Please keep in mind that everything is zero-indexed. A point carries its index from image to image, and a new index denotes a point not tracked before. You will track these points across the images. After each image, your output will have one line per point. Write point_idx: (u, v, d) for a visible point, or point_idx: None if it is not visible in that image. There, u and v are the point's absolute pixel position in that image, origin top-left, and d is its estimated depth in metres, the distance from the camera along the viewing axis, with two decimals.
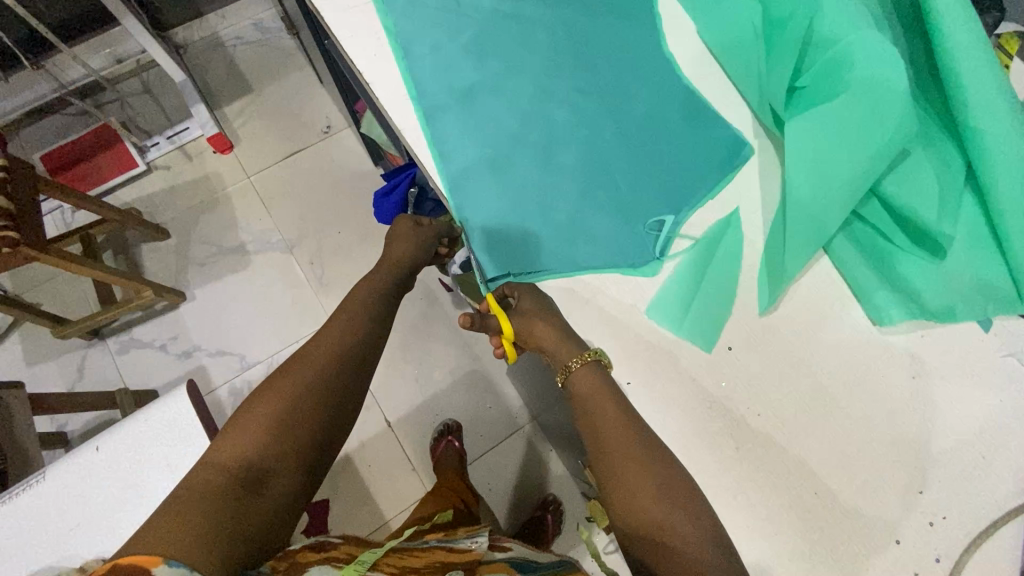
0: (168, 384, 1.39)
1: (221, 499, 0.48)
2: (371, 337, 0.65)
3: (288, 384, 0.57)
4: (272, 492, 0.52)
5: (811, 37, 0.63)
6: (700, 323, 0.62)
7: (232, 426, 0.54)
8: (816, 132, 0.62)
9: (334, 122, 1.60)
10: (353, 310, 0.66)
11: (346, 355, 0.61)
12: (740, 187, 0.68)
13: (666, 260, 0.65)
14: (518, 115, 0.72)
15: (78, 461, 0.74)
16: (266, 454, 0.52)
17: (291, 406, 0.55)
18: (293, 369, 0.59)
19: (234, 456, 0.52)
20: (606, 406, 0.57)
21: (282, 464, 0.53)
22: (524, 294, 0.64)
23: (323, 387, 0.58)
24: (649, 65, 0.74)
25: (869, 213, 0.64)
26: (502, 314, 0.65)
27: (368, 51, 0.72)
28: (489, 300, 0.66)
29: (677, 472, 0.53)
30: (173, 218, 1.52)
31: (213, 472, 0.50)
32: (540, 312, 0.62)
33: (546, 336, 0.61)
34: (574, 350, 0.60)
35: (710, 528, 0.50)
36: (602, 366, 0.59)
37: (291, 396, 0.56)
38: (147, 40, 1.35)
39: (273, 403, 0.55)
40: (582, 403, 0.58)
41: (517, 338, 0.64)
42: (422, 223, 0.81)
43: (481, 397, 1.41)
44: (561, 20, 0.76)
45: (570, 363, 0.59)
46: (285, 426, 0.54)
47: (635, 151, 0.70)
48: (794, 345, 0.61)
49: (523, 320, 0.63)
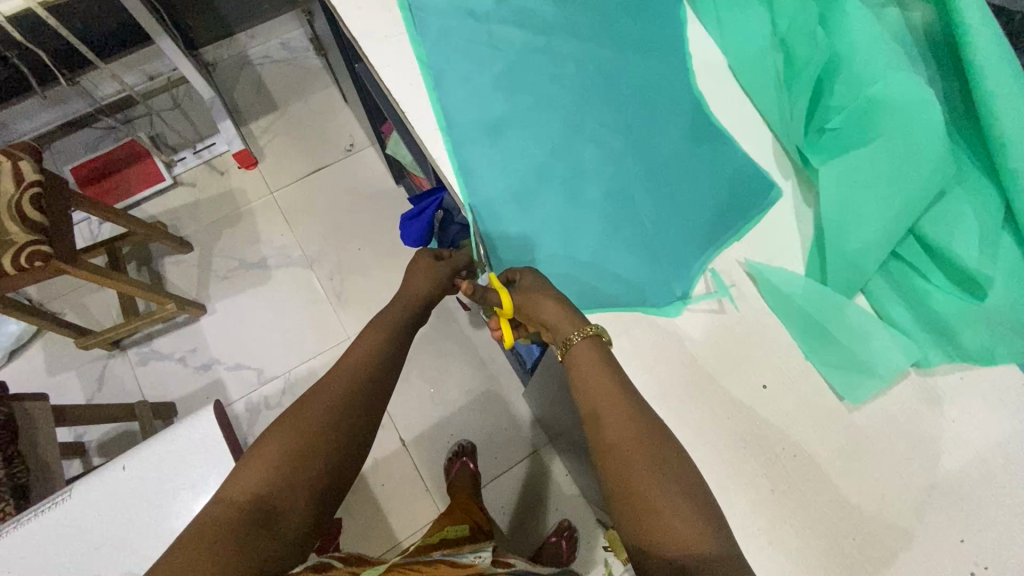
0: (185, 397, 1.40)
1: (232, 532, 0.49)
2: (391, 365, 0.64)
3: (301, 418, 0.56)
4: (282, 529, 0.52)
5: (845, 78, 0.64)
6: (742, 368, 0.61)
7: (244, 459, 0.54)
8: (844, 175, 0.63)
9: (357, 140, 1.63)
10: (372, 342, 0.65)
11: (363, 378, 0.61)
12: (771, 225, 0.67)
13: (686, 303, 0.64)
14: (545, 148, 0.72)
15: (105, 480, 0.74)
16: (277, 488, 0.52)
17: (305, 441, 0.55)
18: (308, 400, 0.58)
19: (244, 490, 0.52)
20: (605, 381, 0.54)
21: (295, 499, 0.53)
22: (525, 274, 0.64)
23: (341, 413, 0.58)
24: (678, 101, 0.74)
25: (905, 251, 0.63)
26: (504, 290, 0.64)
27: (404, 79, 0.73)
28: (491, 278, 0.66)
29: (683, 461, 0.50)
30: (197, 231, 1.54)
31: (224, 508, 0.51)
32: (543, 289, 0.62)
33: (549, 309, 0.60)
34: (575, 323, 0.58)
35: (718, 520, 0.47)
36: (602, 341, 0.58)
37: (307, 429, 0.55)
38: (180, 59, 1.38)
39: (287, 436, 0.55)
40: (580, 378, 0.56)
41: (516, 312, 0.63)
42: (442, 257, 0.80)
43: (496, 419, 1.40)
44: (591, 54, 0.76)
45: (571, 337, 0.58)
46: (296, 461, 0.54)
47: (662, 187, 0.70)
48: (831, 385, 0.60)
49: (523, 295, 0.62)
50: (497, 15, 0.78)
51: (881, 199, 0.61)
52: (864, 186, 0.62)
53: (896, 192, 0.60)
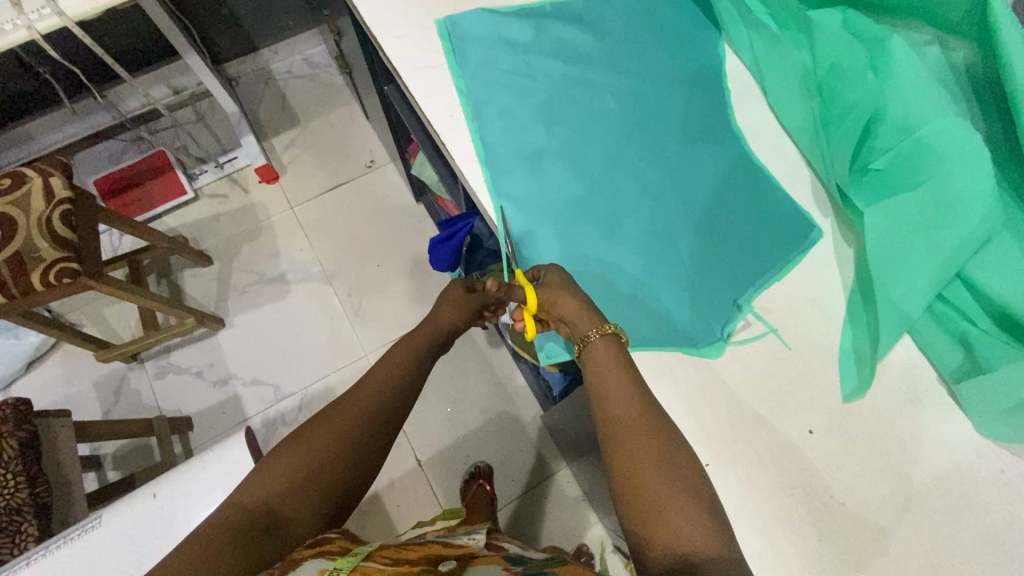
0: (202, 412, 1.39)
1: (242, 537, 0.50)
2: (414, 383, 0.63)
3: (316, 435, 0.56)
4: (289, 536, 0.52)
5: (891, 121, 0.64)
6: (787, 413, 0.60)
7: (260, 467, 0.55)
8: (888, 218, 0.62)
9: (377, 157, 1.63)
10: (397, 361, 0.64)
11: (385, 393, 0.60)
12: (815, 265, 0.66)
13: (728, 343, 0.64)
14: (582, 182, 0.72)
15: (136, 509, 0.73)
16: (289, 498, 0.53)
17: (319, 457, 0.55)
18: (327, 417, 0.57)
19: (256, 499, 0.53)
20: (621, 379, 0.55)
21: (304, 513, 0.53)
22: (551, 271, 0.65)
23: (355, 425, 0.57)
24: (717, 137, 0.74)
25: (952, 294, 0.61)
26: (528, 286, 0.64)
27: (444, 110, 0.73)
28: (518, 273, 0.66)
29: (690, 459, 0.51)
30: (217, 245, 1.54)
31: (233, 513, 0.52)
32: (565, 285, 0.63)
33: (569, 306, 0.61)
34: (594, 321, 0.59)
35: (718, 518, 0.48)
36: (620, 342, 0.58)
37: (320, 445, 0.55)
38: (205, 74, 1.39)
39: (302, 451, 0.55)
40: (593, 373, 0.56)
41: (540, 309, 0.64)
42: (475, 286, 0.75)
43: (512, 443, 1.39)
44: (629, 89, 0.76)
45: (589, 334, 0.58)
46: (308, 475, 0.54)
47: (700, 224, 0.69)
48: (880, 432, 0.59)
49: (547, 291, 0.63)
50: (535, 46, 0.78)
51: (927, 243, 0.60)
52: (909, 229, 0.61)
53: (942, 237, 0.59)
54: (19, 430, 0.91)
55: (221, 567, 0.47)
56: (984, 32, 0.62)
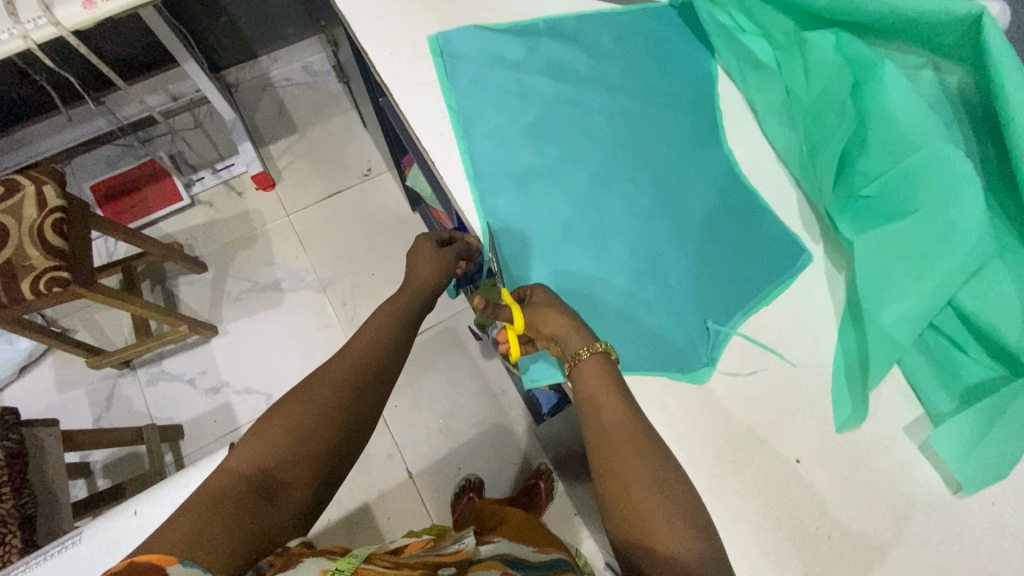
0: (193, 421, 1.39)
1: (240, 502, 0.50)
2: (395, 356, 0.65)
3: (303, 402, 0.57)
4: (285, 502, 0.53)
5: (881, 147, 0.64)
6: (774, 442, 0.60)
7: (249, 437, 0.56)
8: (880, 245, 0.62)
9: (375, 165, 1.63)
10: (379, 332, 0.66)
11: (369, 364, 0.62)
12: (805, 289, 0.66)
13: (715, 368, 0.63)
14: (572, 202, 0.72)
15: (117, 525, 0.73)
16: (283, 465, 0.54)
17: (308, 422, 0.56)
18: (313, 384, 0.59)
19: (251, 465, 0.53)
20: (612, 402, 0.55)
21: (298, 476, 0.54)
22: (537, 290, 0.65)
23: (341, 390, 0.59)
24: (708, 159, 0.73)
25: (943, 322, 0.60)
26: (516, 307, 0.64)
27: (435, 128, 0.73)
28: (504, 293, 0.66)
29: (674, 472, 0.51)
30: (212, 252, 1.54)
31: (230, 479, 0.52)
32: (553, 303, 0.63)
33: (558, 323, 0.61)
34: (584, 339, 0.60)
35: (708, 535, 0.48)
36: (610, 360, 0.58)
37: (308, 412, 0.56)
38: (203, 81, 1.40)
39: (290, 418, 0.56)
40: (584, 393, 0.57)
41: (526, 328, 0.64)
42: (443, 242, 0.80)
43: (504, 454, 1.38)
44: (621, 109, 0.76)
45: (579, 352, 0.59)
46: (302, 440, 0.55)
47: (689, 248, 0.69)
48: (868, 462, 0.58)
49: (535, 310, 0.63)
50: (528, 64, 0.78)
51: (918, 272, 0.59)
52: (900, 258, 0.61)
53: (933, 266, 0.59)
54: (5, 440, 0.91)
55: (229, 534, 0.47)
56: (977, 57, 0.61)
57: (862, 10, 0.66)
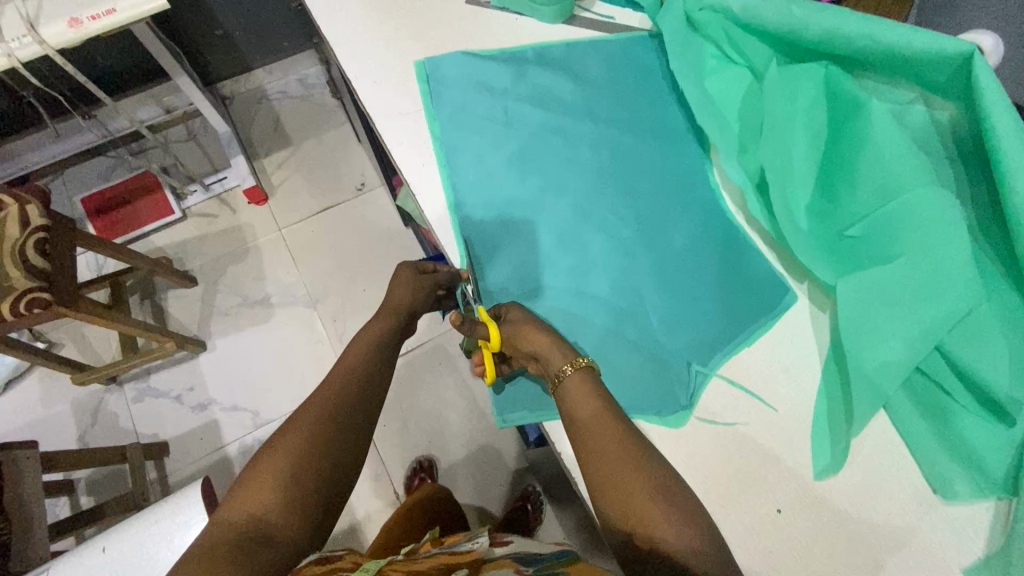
0: (179, 438, 1.37)
1: (233, 557, 0.47)
2: (379, 386, 0.64)
3: (286, 443, 0.55)
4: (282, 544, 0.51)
5: (868, 189, 0.63)
6: (753, 488, 0.59)
7: (242, 481, 0.54)
8: (865, 288, 0.60)
9: (368, 180, 1.62)
10: (360, 363, 0.64)
11: (353, 396, 0.61)
12: (787, 330, 0.65)
13: (692, 412, 0.62)
14: (553, 233, 0.71)
15: (83, 564, 0.72)
16: (276, 508, 0.52)
17: (297, 460, 0.54)
18: (295, 422, 0.57)
19: (245, 512, 0.52)
20: (602, 416, 0.55)
21: (288, 519, 0.52)
22: (513, 307, 0.66)
23: (325, 424, 0.57)
24: (693, 192, 0.73)
25: (930, 367, 0.58)
26: (491, 323, 0.64)
27: (417, 160, 0.74)
28: (480, 310, 0.66)
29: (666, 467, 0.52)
30: (202, 266, 1.53)
31: (225, 531, 0.50)
32: (531, 319, 0.64)
33: (537, 340, 0.61)
34: (566, 356, 0.60)
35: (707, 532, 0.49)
36: (593, 372, 0.59)
37: (296, 448, 0.55)
38: (196, 95, 1.39)
39: (277, 459, 0.54)
40: (571, 411, 0.57)
41: (503, 345, 0.63)
42: (425, 270, 0.78)
43: (491, 477, 1.36)
44: (608, 139, 0.75)
45: (562, 369, 0.59)
46: (292, 480, 0.53)
47: (671, 284, 0.68)
48: (849, 512, 0.57)
49: (512, 327, 0.64)
50: (514, 91, 0.78)
51: (901, 315, 0.58)
52: (885, 301, 0.59)
53: (917, 310, 0.58)
54: None
55: None
56: (968, 95, 0.60)
57: (849, 45, 0.65)
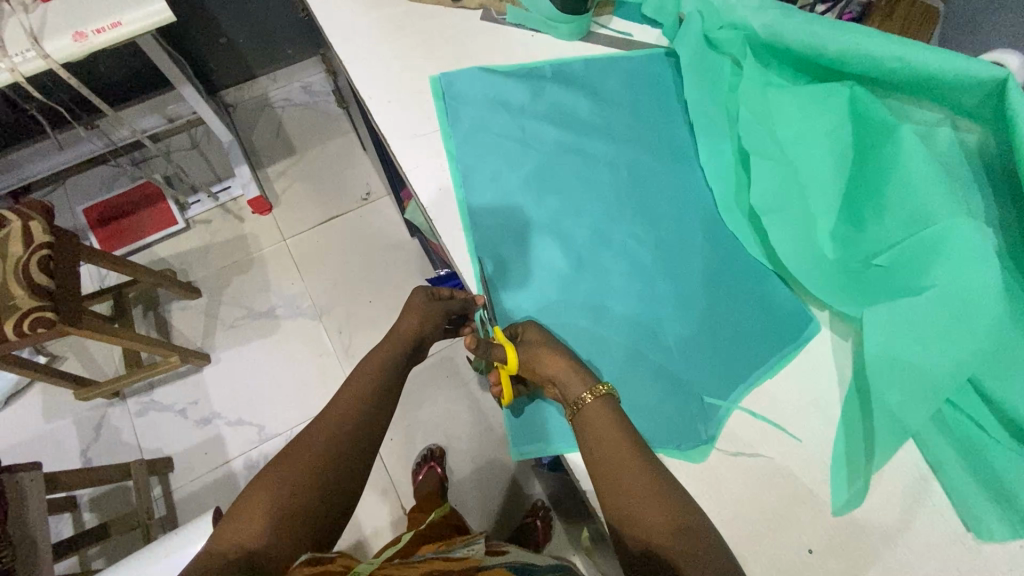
0: (183, 452, 1.35)
1: None
2: (382, 419, 0.62)
3: (282, 472, 0.54)
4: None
5: (897, 215, 0.61)
6: (780, 526, 0.57)
7: (234, 510, 0.53)
8: (895, 318, 0.58)
9: (374, 189, 1.60)
10: (365, 394, 0.62)
11: (354, 427, 0.60)
12: (808, 361, 0.63)
13: (716, 445, 0.60)
14: (571, 257, 0.70)
15: None
16: (265, 541, 0.50)
17: (292, 492, 0.53)
18: (293, 451, 0.56)
19: (234, 542, 0.50)
20: (622, 447, 0.53)
21: (279, 548, 0.50)
22: (530, 327, 0.64)
23: (323, 456, 0.56)
24: (714, 215, 0.71)
25: (961, 400, 0.57)
26: (510, 345, 0.62)
27: (432, 182, 0.72)
28: (496, 331, 0.64)
29: (675, 487, 0.51)
30: (206, 277, 1.51)
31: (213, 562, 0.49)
32: (547, 343, 0.62)
33: (556, 364, 0.60)
34: (586, 384, 0.58)
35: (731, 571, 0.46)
36: (614, 400, 0.57)
37: (292, 480, 0.54)
38: (200, 105, 1.37)
39: (270, 490, 0.53)
40: (591, 439, 0.55)
41: (521, 368, 0.61)
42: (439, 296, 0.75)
43: (496, 491, 1.34)
44: (627, 159, 0.74)
45: (582, 397, 0.57)
46: (286, 513, 0.52)
47: (692, 311, 0.66)
48: (880, 551, 0.55)
49: (529, 351, 0.62)
50: (531, 110, 0.76)
51: (933, 348, 0.56)
52: (915, 332, 0.57)
53: (949, 344, 0.56)
54: None
55: None
56: (1000, 119, 0.58)
57: (876, 66, 0.64)
